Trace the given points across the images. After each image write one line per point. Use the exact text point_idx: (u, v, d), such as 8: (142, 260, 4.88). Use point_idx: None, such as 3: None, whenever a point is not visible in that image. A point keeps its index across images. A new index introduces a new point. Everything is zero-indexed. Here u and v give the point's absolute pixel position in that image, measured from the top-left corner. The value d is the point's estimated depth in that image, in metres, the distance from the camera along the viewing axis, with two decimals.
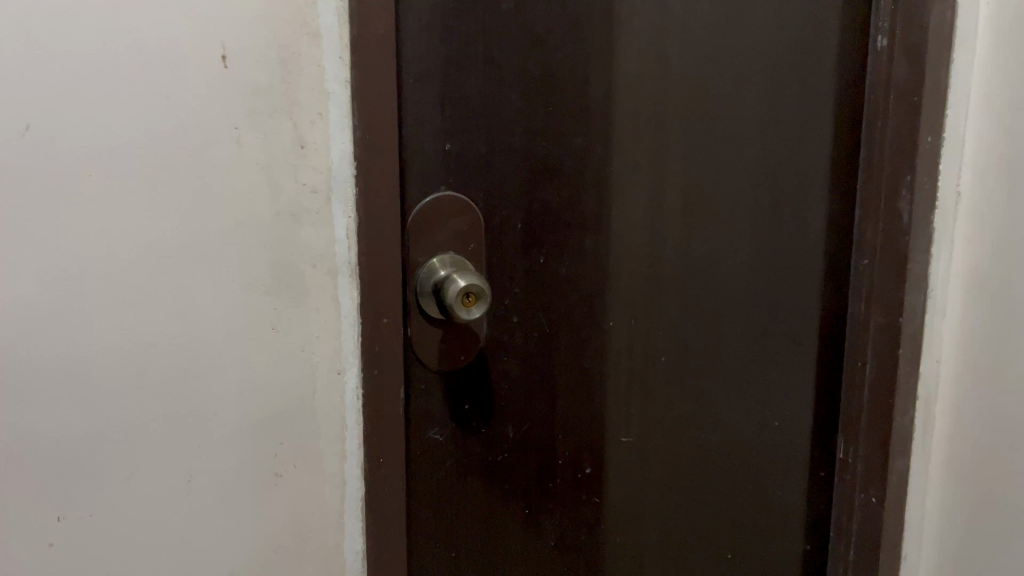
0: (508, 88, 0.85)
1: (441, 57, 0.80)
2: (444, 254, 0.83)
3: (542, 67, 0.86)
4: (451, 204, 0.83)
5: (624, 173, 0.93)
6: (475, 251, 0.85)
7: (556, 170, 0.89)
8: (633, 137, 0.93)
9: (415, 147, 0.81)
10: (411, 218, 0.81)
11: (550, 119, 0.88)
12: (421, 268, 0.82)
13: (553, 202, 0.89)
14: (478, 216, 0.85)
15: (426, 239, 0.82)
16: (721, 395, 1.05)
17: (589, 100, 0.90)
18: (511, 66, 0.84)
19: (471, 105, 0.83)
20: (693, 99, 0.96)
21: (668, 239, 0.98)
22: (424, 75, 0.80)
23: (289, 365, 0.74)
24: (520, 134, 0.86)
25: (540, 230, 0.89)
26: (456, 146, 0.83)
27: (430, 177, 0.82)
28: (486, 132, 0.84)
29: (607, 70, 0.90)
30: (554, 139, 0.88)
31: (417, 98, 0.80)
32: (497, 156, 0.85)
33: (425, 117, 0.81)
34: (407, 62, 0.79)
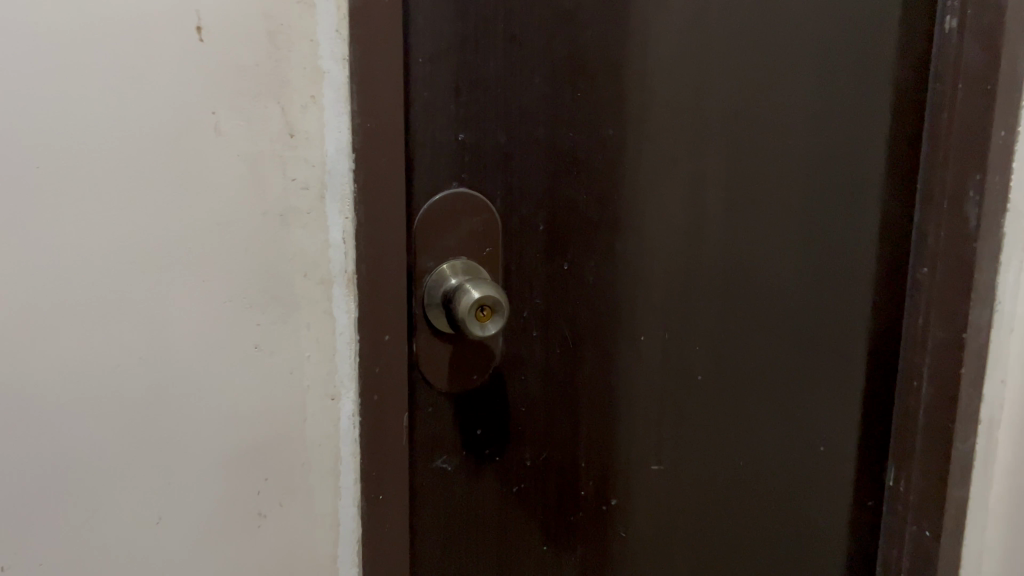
0: (531, 70, 0.74)
1: (454, 35, 0.70)
2: (455, 259, 0.73)
3: (570, 47, 0.75)
4: (465, 202, 0.73)
5: (659, 168, 0.83)
6: (491, 255, 0.75)
7: (583, 165, 0.78)
8: (670, 127, 0.82)
9: (422, 138, 0.70)
10: (417, 218, 0.71)
11: (577, 107, 0.77)
12: (429, 275, 0.72)
13: (579, 200, 0.79)
14: (494, 215, 0.75)
15: (435, 243, 0.72)
16: (765, 418, 0.94)
17: (623, 86, 0.79)
18: (535, 46, 0.74)
19: (490, 89, 0.73)
20: (740, 85, 0.85)
21: (708, 242, 0.87)
22: (435, 54, 0.69)
23: (275, 391, 0.63)
24: (545, 123, 0.76)
25: (564, 232, 0.79)
26: (471, 137, 0.73)
27: (440, 173, 0.72)
28: (506, 121, 0.74)
29: (642, 51, 0.79)
30: (582, 131, 0.78)
31: (428, 79, 0.70)
32: (518, 149, 0.75)
33: (435, 103, 0.70)
34: (415, 39, 0.68)
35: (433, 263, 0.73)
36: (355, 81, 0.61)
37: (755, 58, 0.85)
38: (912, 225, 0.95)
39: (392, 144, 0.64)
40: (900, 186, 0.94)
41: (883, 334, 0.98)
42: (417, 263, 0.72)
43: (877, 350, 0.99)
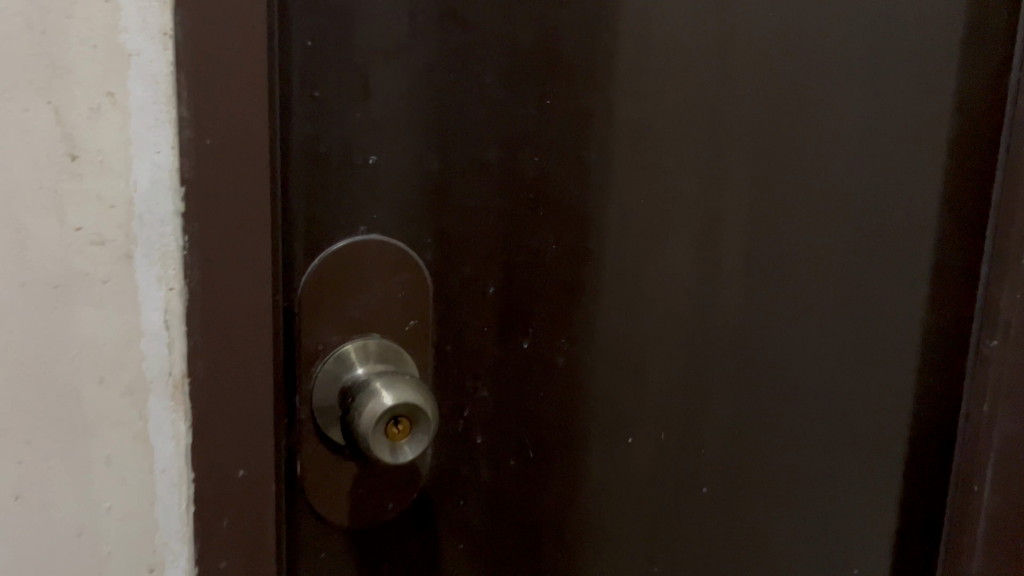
0: (479, 63, 0.51)
1: (358, 7, 0.46)
2: (364, 337, 0.50)
3: (536, 31, 0.52)
4: (381, 255, 0.50)
5: (657, 210, 0.58)
6: (417, 331, 0.52)
7: (543, 200, 0.54)
8: (673, 151, 0.57)
9: (307, 160, 0.47)
10: (304, 277, 0.48)
11: (543, 117, 0.53)
12: (323, 361, 0.49)
13: (538, 250, 0.55)
14: (423, 275, 0.52)
15: (330, 315, 0.49)
16: (794, 543, 0.70)
17: (607, 89, 0.54)
18: (481, 28, 0.50)
19: (412, 89, 0.49)
20: (771, 93, 0.59)
21: (723, 315, 0.62)
22: (325, 36, 0.46)
23: (55, 564, 0.40)
24: (498, 140, 0.52)
25: (522, 297, 0.55)
26: (384, 160, 0.49)
27: (338, 210, 0.49)
28: (434, 137, 0.51)
29: (633, 41, 0.54)
30: (549, 153, 0.54)
31: (317, 73, 0.46)
32: (454, 178, 0.52)
33: (327, 108, 0.47)
34: (294, 9, 0.45)
35: (328, 344, 0.50)
36: (185, 71, 0.38)
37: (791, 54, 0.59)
38: (975, 283, 0.68)
39: (246, 176, 0.40)
40: (961, 225, 0.67)
41: (934, 425, 0.71)
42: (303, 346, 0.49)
43: (922, 453, 0.72)
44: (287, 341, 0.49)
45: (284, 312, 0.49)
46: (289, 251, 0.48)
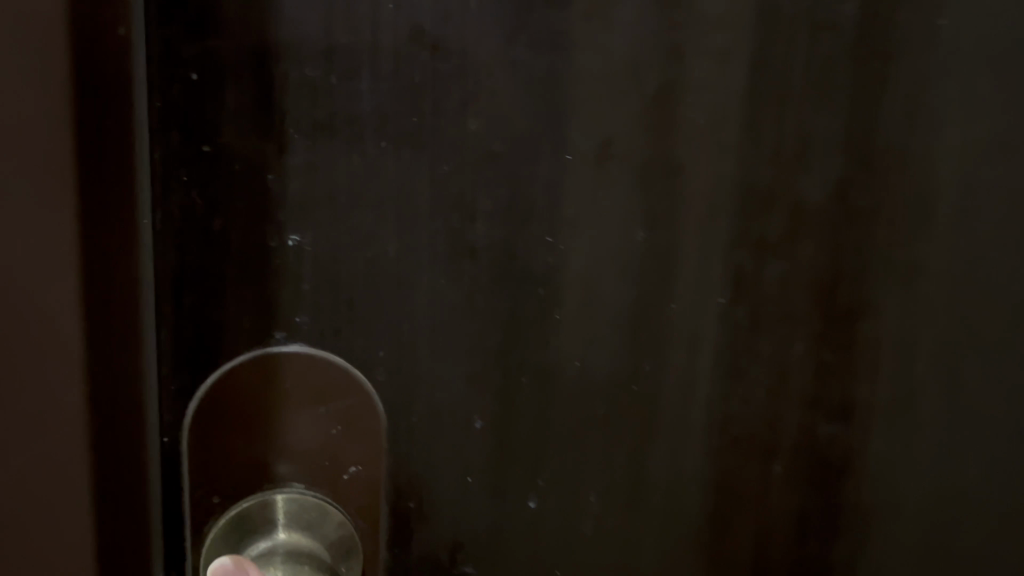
0: (460, 110, 0.32)
1: (272, 23, 0.30)
2: (279, 489, 0.33)
3: (554, 54, 0.33)
4: (307, 374, 0.33)
5: (753, 312, 0.36)
6: (360, 484, 0.34)
7: (562, 297, 0.35)
8: (777, 228, 0.36)
9: (193, 237, 0.31)
10: (201, 390, 0.32)
11: (562, 178, 0.34)
12: (218, 522, 0.32)
13: (554, 371, 0.35)
14: (372, 403, 0.34)
15: (226, 465, 0.33)
16: None
17: (666, 131, 0.34)
18: (464, 43, 0.32)
19: (349, 146, 0.32)
20: (930, 136, 0.36)
21: (838, 470, 0.38)
22: (213, 69, 0.30)
23: None
24: (495, 223, 0.33)
25: (529, 440, 0.36)
26: (313, 242, 0.32)
27: (240, 314, 0.32)
28: (394, 210, 0.32)
29: (710, 54, 0.33)
30: (575, 233, 0.34)
31: (199, 116, 0.30)
32: (424, 272, 0.33)
33: (218, 163, 0.31)
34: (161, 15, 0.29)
35: (228, 496, 0.33)
36: None
37: (963, 75, 0.35)
38: None
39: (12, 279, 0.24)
40: None
41: None
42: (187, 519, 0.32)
43: None
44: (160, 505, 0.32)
45: (163, 460, 0.32)
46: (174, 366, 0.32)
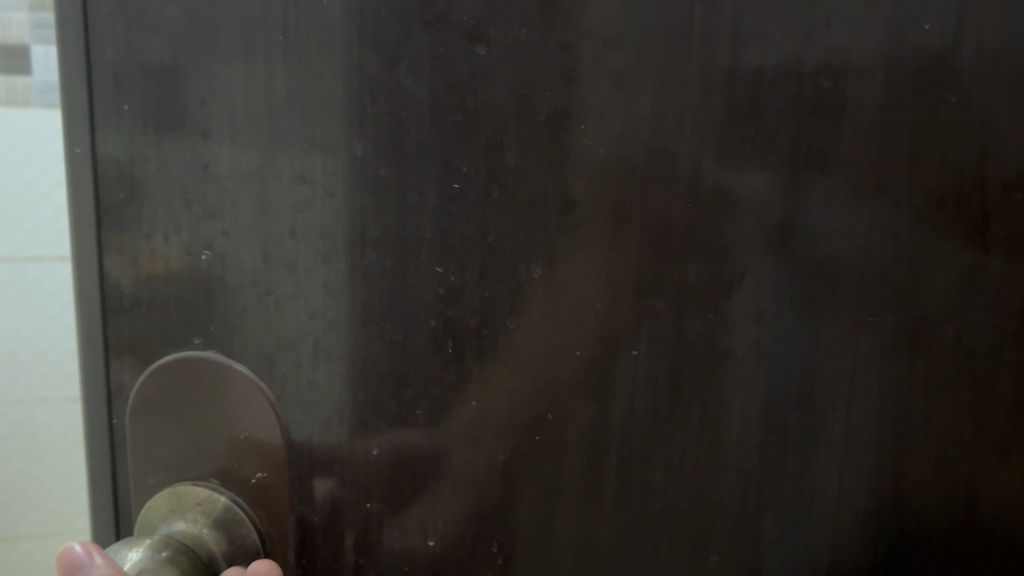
0: (347, 141, 0.32)
1: (183, 53, 0.33)
2: (195, 482, 0.36)
3: (437, 84, 0.31)
4: (220, 379, 0.35)
5: (671, 370, 0.32)
6: (265, 490, 0.36)
7: (453, 334, 0.33)
8: (698, 275, 0.31)
9: (129, 250, 0.35)
10: (139, 383, 0.36)
11: (449, 207, 0.32)
12: (170, 487, 0.36)
13: (447, 409, 0.34)
14: (274, 414, 0.35)
15: (155, 453, 0.36)
16: None
17: (561, 162, 0.31)
18: (350, 69, 0.32)
19: (250, 169, 0.33)
20: (894, 176, 0.30)
21: (798, 567, 0.32)
22: (141, 104, 0.34)
23: None
24: (387, 252, 0.33)
25: (426, 476, 0.34)
26: (224, 258, 0.34)
27: (167, 316, 0.35)
28: (288, 230, 0.33)
29: (607, 77, 0.30)
30: (466, 266, 0.32)
31: (130, 144, 0.34)
32: (321, 294, 0.34)
33: (148, 185, 0.34)
34: (98, 61, 0.34)
35: (157, 483, 0.36)
36: None
37: (936, 102, 0.29)
38: None
39: None
40: None
41: None
42: (134, 501, 0.37)
43: None
44: (112, 477, 0.37)
45: (111, 438, 0.37)
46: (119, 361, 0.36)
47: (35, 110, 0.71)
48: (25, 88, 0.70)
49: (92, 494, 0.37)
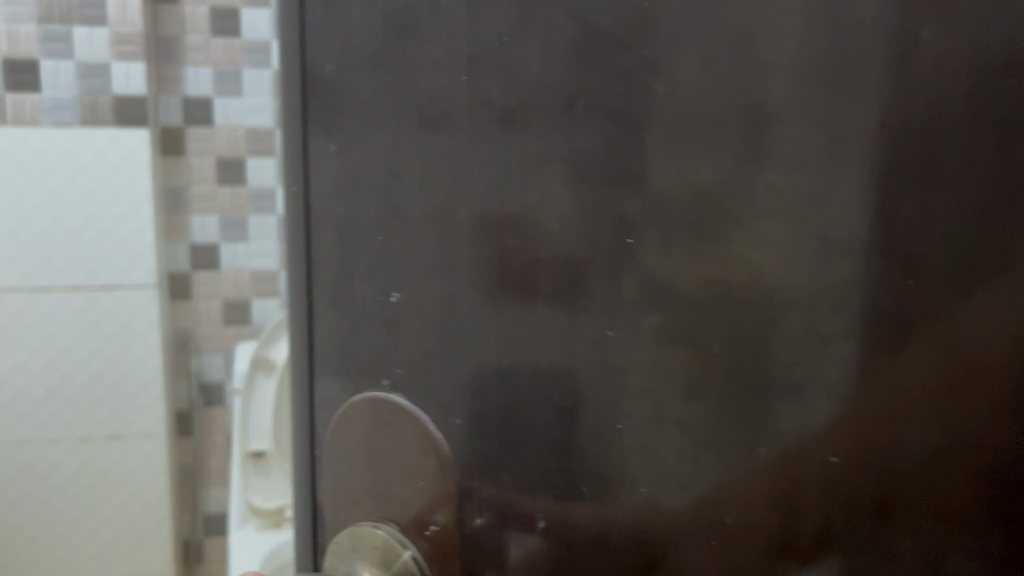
0: (521, 187, 0.31)
1: (381, 95, 0.34)
2: (379, 523, 0.36)
3: (610, 128, 0.29)
4: (402, 422, 0.35)
5: (879, 485, 0.27)
6: (438, 544, 0.34)
7: (624, 406, 0.30)
8: (918, 371, 0.26)
9: (328, 285, 0.37)
10: (337, 419, 0.37)
11: (622, 265, 0.29)
12: (363, 524, 0.36)
13: (614, 491, 0.31)
14: (446, 464, 0.34)
15: (344, 488, 0.38)
16: None
17: (745, 216, 0.27)
18: (525, 107, 0.31)
19: (432, 211, 0.33)
20: None
21: None
22: (338, 146, 0.36)
23: None
24: (557, 309, 0.31)
25: (587, 558, 0.32)
26: (410, 301, 0.34)
27: (360, 355, 0.36)
28: (467, 279, 0.33)
29: (802, 121, 0.26)
30: (633, 338, 0.29)
31: (330, 184, 0.37)
32: (492, 346, 0.32)
33: (350, 226, 0.36)
34: (313, 108, 0.37)
35: (347, 519, 0.38)
36: None
37: None
38: None
39: None
40: None
41: None
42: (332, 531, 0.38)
43: None
44: (316, 501, 0.39)
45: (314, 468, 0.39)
46: (317, 392, 0.38)
47: None
48: (40, 106, 0.96)
49: (302, 511, 0.40)
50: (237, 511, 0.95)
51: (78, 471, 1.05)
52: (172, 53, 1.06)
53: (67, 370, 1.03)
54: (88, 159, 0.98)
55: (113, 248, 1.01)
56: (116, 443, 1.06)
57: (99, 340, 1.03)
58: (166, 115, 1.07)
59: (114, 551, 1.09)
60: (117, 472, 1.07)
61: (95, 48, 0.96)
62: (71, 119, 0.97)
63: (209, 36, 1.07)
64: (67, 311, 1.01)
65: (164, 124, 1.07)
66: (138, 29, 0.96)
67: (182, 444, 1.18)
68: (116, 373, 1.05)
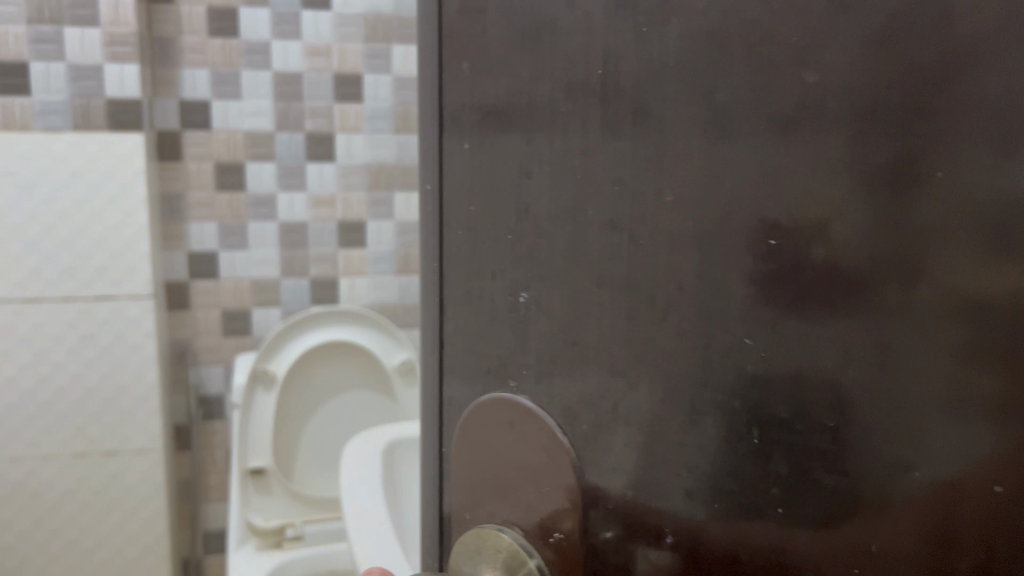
0: (653, 185, 0.29)
1: (515, 91, 0.34)
2: (506, 526, 0.36)
3: (753, 119, 0.27)
4: (529, 424, 0.35)
5: None
6: (562, 551, 0.33)
7: (761, 421, 0.28)
8: None
9: (459, 284, 0.37)
10: (465, 415, 0.38)
11: (762, 268, 0.27)
12: (491, 526, 0.36)
13: (752, 512, 0.28)
14: (570, 470, 0.33)
15: (469, 486, 0.38)
16: None
17: (904, 215, 0.24)
18: (664, 103, 0.29)
19: (561, 210, 0.32)
20: None
21: None
22: (474, 143, 0.36)
23: None
24: (689, 314, 0.29)
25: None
26: (537, 302, 0.34)
27: (491, 354, 0.36)
28: (597, 282, 0.32)
29: (971, 111, 0.23)
30: (771, 346, 0.27)
31: (461, 182, 0.37)
32: (620, 351, 0.31)
33: (481, 225, 0.36)
34: (449, 109, 0.37)
35: (471, 518, 0.38)
36: None
37: None
38: None
39: None
40: None
41: None
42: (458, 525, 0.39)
43: None
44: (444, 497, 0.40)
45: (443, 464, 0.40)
46: (450, 390, 0.39)
47: (35, 130, 0.99)
48: (31, 110, 0.98)
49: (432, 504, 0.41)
50: (238, 530, 1.03)
51: (80, 476, 1.07)
52: (171, 55, 1.11)
53: (64, 382, 1.04)
54: (55, 164, 1.00)
55: (89, 270, 1.03)
56: (112, 459, 1.07)
57: (95, 353, 1.05)
58: (164, 120, 1.13)
59: (117, 562, 1.10)
60: (116, 488, 1.08)
61: (87, 49, 0.99)
62: (64, 124, 1.00)
63: (207, 37, 1.12)
64: (62, 321, 1.03)
65: (161, 130, 1.13)
66: (132, 29, 1.00)
67: (182, 457, 1.24)
68: (116, 375, 1.06)
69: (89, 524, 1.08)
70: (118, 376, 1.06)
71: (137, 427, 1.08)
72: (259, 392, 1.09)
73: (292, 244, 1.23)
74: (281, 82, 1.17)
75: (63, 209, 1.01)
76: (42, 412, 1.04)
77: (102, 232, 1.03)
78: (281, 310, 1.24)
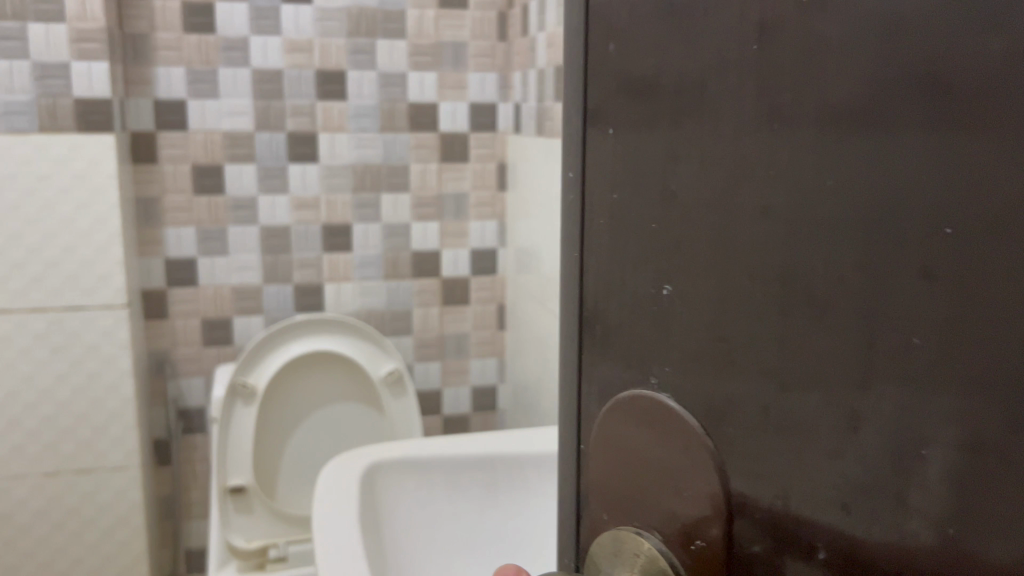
0: (807, 171, 0.27)
1: (662, 75, 0.33)
2: (645, 532, 0.35)
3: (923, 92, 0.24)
4: (673, 423, 0.34)
5: None
6: (702, 560, 0.33)
7: (932, 430, 0.24)
8: None
9: (604, 273, 0.37)
10: (609, 410, 0.38)
11: (942, 260, 0.24)
12: (633, 530, 0.36)
13: (935, 536, 0.24)
14: (713, 473, 0.32)
15: (607, 484, 0.38)
16: None
17: None
18: (825, 75, 0.26)
19: (708, 199, 0.31)
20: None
21: None
22: (617, 128, 0.36)
23: None
24: (846, 307, 0.26)
25: None
26: (679, 294, 0.33)
27: (635, 346, 0.36)
28: (747, 274, 0.30)
29: None
30: (947, 353, 0.24)
31: (603, 167, 0.37)
32: (765, 348, 0.29)
33: (625, 212, 0.36)
34: (595, 96, 0.37)
35: (608, 518, 0.38)
36: None
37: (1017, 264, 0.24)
38: None
39: None
40: None
41: None
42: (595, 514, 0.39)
43: None
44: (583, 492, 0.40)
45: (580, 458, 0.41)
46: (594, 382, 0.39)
47: None
48: None
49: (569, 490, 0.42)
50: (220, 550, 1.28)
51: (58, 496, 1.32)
52: (149, 56, 1.39)
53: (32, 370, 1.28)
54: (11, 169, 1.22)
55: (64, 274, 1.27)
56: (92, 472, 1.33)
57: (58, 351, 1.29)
58: (137, 117, 1.40)
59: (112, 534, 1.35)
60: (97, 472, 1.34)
61: (51, 47, 1.21)
62: (27, 124, 1.22)
63: (183, 35, 1.40)
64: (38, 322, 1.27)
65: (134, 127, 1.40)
66: (96, 25, 1.22)
67: (163, 471, 1.52)
68: (89, 389, 1.31)
69: (77, 533, 1.34)
70: (95, 373, 1.31)
71: (113, 440, 1.33)
72: (239, 406, 1.33)
73: (274, 247, 1.51)
74: (259, 80, 1.44)
75: (27, 219, 1.24)
76: (23, 418, 1.29)
77: (68, 235, 1.26)
78: (259, 320, 1.53)
